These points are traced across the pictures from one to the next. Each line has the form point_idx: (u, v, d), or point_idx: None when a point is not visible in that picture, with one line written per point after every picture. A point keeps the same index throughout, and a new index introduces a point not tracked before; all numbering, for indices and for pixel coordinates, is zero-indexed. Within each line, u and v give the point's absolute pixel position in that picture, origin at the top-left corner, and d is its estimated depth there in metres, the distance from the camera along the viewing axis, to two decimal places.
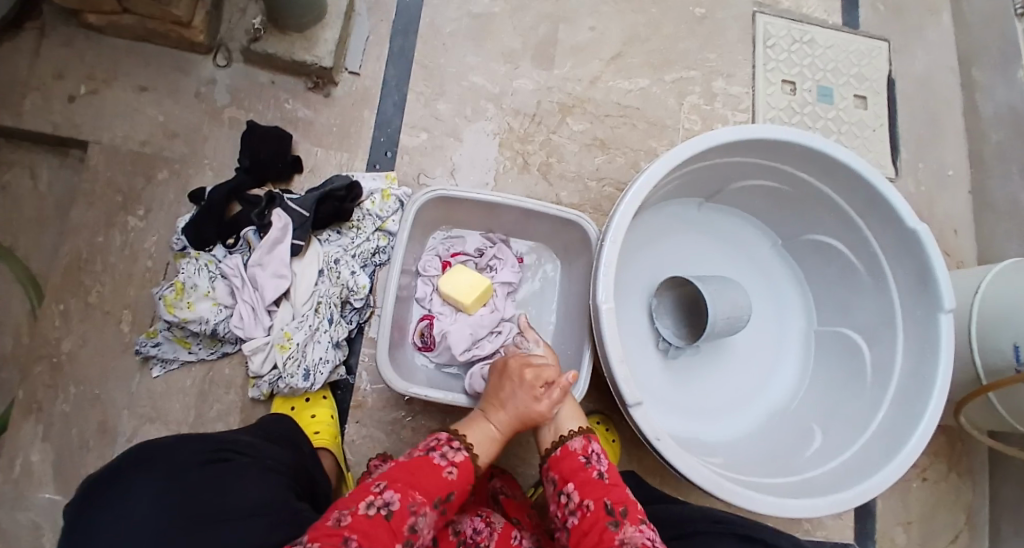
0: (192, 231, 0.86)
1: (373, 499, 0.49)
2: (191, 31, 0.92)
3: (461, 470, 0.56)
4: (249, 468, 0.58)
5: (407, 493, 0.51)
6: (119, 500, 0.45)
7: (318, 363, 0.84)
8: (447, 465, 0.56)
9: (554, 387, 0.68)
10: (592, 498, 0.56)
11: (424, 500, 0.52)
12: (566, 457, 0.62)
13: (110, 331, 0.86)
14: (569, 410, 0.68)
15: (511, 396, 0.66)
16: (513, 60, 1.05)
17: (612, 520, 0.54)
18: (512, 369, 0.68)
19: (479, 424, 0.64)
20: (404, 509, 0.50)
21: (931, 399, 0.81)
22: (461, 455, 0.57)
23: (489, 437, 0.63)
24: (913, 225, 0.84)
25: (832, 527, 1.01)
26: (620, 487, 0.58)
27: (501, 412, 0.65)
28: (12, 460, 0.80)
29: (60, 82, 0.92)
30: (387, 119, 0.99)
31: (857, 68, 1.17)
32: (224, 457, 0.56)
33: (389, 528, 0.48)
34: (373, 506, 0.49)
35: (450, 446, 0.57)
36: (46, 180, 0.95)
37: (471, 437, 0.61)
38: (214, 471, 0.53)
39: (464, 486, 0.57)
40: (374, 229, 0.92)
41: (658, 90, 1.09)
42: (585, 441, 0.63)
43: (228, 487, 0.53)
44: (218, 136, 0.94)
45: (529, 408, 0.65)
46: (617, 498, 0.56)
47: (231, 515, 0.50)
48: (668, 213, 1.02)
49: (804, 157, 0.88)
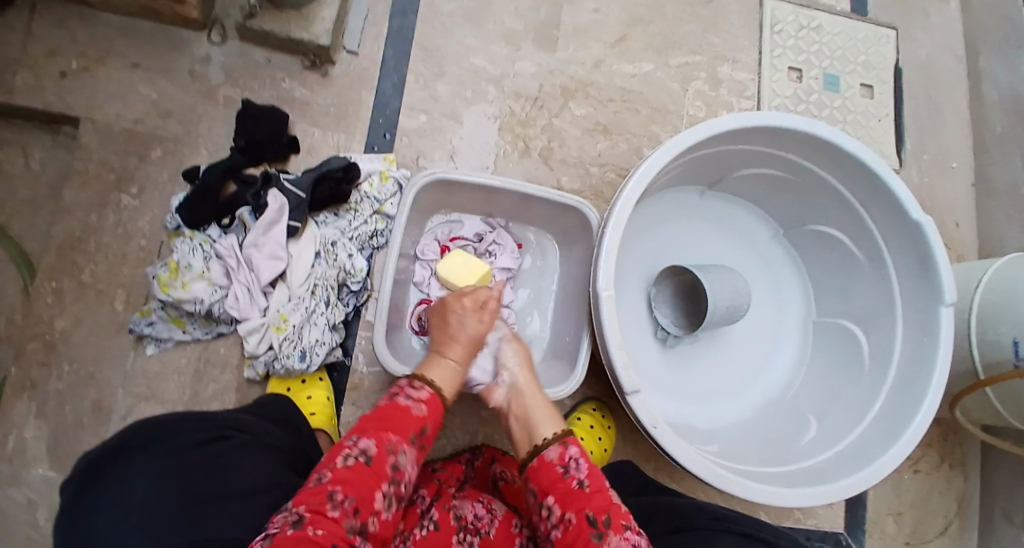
0: (187, 210, 0.84)
1: (348, 451, 0.50)
2: (183, 8, 0.88)
3: (428, 406, 0.58)
4: (246, 449, 0.57)
5: (381, 438, 0.52)
6: (115, 487, 0.44)
7: (314, 345, 0.83)
8: (414, 403, 0.57)
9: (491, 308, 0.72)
10: (573, 510, 0.55)
11: (400, 440, 0.53)
12: (544, 468, 0.59)
13: (103, 310, 0.85)
14: (528, 376, 0.69)
15: (459, 325, 0.68)
16: (515, 41, 1.03)
17: (595, 531, 0.53)
18: (453, 304, 0.71)
19: (437, 363, 0.64)
20: (381, 453, 0.51)
21: (929, 390, 0.81)
22: (426, 392, 0.59)
23: (450, 373, 0.64)
24: (917, 217, 0.83)
25: (824, 515, 1.01)
26: (603, 493, 0.56)
27: (455, 345, 0.66)
28: (7, 438, 0.80)
29: (52, 59, 0.90)
30: (386, 100, 0.97)
31: (864, 56, 1.15)
32: (222, 437, 0.55)
33: (371, 472, 0.50)
34: (349, 457, 0.50)
35: (412, 387, 0.58)
36: (38, 157, 0.94)
37: (432, 378, 0.62)
38: (212, 452, 0.52)
39: (435, 418, 0.58)
40: (372, 211, 0.90)
41: (661, 74, 1.07)
42: (562, 449, 0.60)
43: (226, 468, 0.52)
44: (214, 115, 0.92)
45: (477, 332, 0.69)
46: (599, 506, 0.54)
47: (230, 497, 0.50)
48: (669, 200, 1.00)
49: (810, 144, 0.86)
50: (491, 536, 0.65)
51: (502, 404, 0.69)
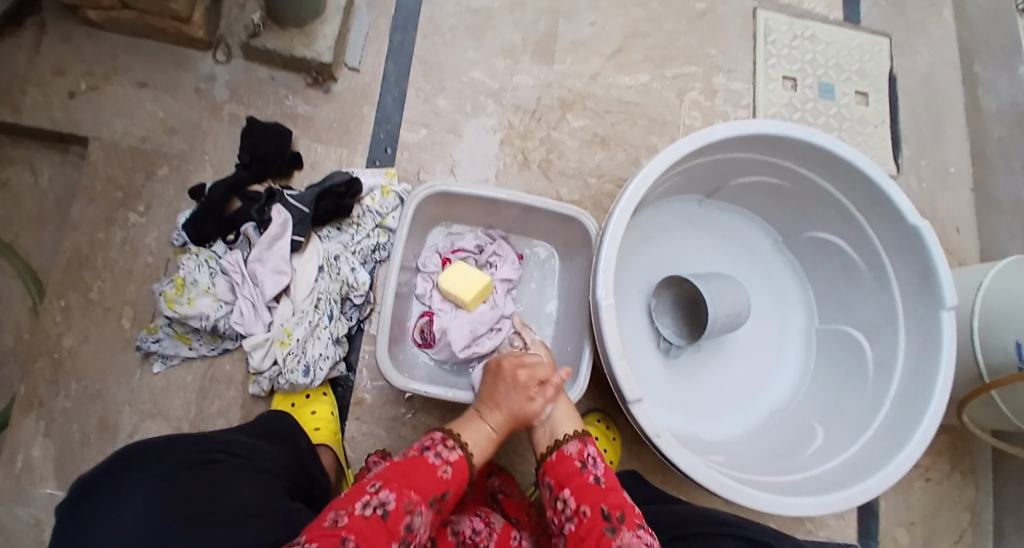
0: (192, 226, 0.84)
1: (368, 499, 0.48)
2: (190, 27, 0.91)
3: (456, 470, 0.55)
4: (238, 471, 0.57)
5: (403, 493, 0.50)
6: (110, 501, 0.45)
7: (318, 359, 0.84)
8: (443, 464, 0.55)
9: (547, 384, 0.66)
10: (589, 503, 0.55)
11: (420, 499, 0.51)
12: (561, 462, 0.60)
13: (111, 327, 0.86)
14: (566, 412, 0.66)
15: (507, 396, 0.64)
16: (513, 55, 1.05)
17: (609, 525, 0.53)
18: (505, 370, 0.66)
19: (476, 426, 0.62)
20: (400, 508, 0.49)
21: (933, 396, 0.81)
22: (457, 453, 0.57)
23: (484, 436, 0.61)
24: (915, 223, 0.84)
25: (834, 527, 1.01)
26: (617, 491, 0.57)
27: (497, 413, 0.63)
28: (13, 455, 0.80)
29: (59, 76, 0.92)
30: (387, 115, 0.99)
31: (859, 64, 1.17)
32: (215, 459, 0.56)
33: (385, 527, 0.47)
34: (369, 506, 0.48)
35: (444, 446, 0.57)
36: (46, 176, 0.95)
37: (466, 440, 0.59)
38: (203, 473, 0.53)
39: (458, 484, 0.55)
40: (375, 225, 0.92)
41: (658, 85, 1.09)
42: (581, 445, 0.61)
43: (217, 491, 0.52)
44: (218, 133, 0.94)
45: (524, 407, 0.64)
46: (614, 503, 0.55)
47: (222, 519, 0.50)
48: (669, 210, 1.01)
49: (807, 154, 0.87)
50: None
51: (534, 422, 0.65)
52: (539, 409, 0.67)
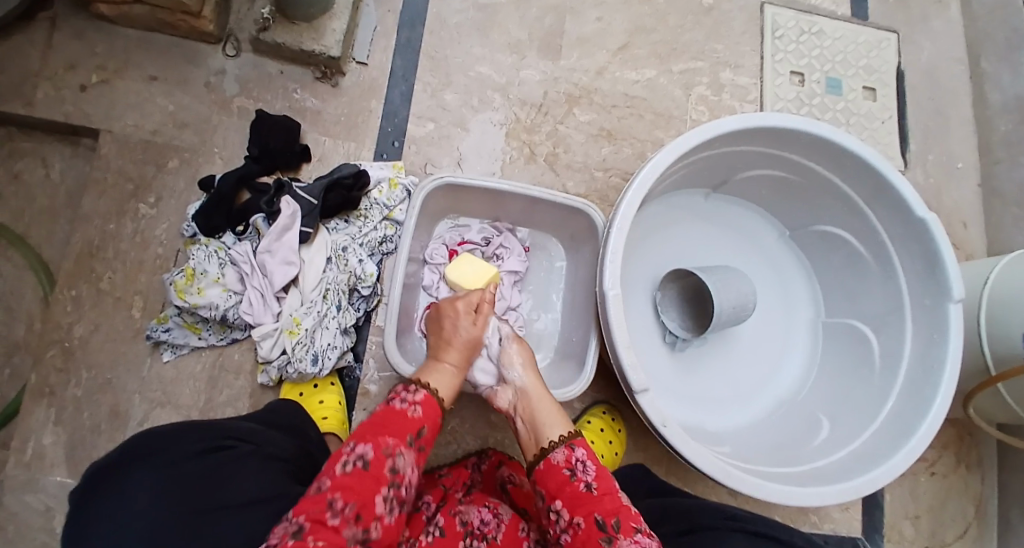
0: (202, 220, 0.86)
1: (346, 458, 0.51)
2: (199, 22, 0.92)
3: (426, 408, 0.59)
4: (250, 459, 0.58)
5: (379, 442, 0.53)
6: (116, 495, 0.46)
7: (326, 348, 0.85)
8: (410, 406, 0.58)
9: (483, 309, 0.75)
10: (582, 514, 0.56)
11: (397, 443, 0.54)
12: (550, 471, 0.60)
13: (120, 316, 0.87)
14: (534, 378, 0.70)
15: (455, 329, 0.71)
16: (520, 51, 1.05)
17: (604, 535, 0.54)
18: (445, 308, 0.74)
19: (435, 369, 0.66)
20: (379, 457, 0.52)
21: (940, 388, 0.81)
22: (422, 393, 0.60)
23: (449, 376, 0.66)
24: (923, 215, 0.83)
25: (839, 520, 1.00)
26: (612, 495, 0.57)
27: (452, 351, 0.69)
28: (26, 443, 0.81)
29: (71, 71, 0.93)
30: (394, 109, 0.99)
31: (866, 59, 1.17)
32: (224, 447, 0.56)
33: (370, 475, 0.51)
34: (348, 462, 0.51)
35: (406, 390, 0.60)
36: (57, 169, 0.97)
37: (431, 382, 0.64)
38: (211, 462, 0.53)
39: (432, 420, 0.59)
40: (381, 218, 0.93)
41: (664, 80, 1.09)
42: (568, 451, 0.61)
43: (224, 479, 0.53)
44: (228, 126, 0.95)
45: (473, 334, 0.71)
46: (608, 510, 0.56)
47: (229, 510, 0.51)
48: (673, 203, 1.01)
49: (813, 146, 0.87)
50: (500, 540, 0.65)
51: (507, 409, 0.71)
52: (519, 399, 0.70)
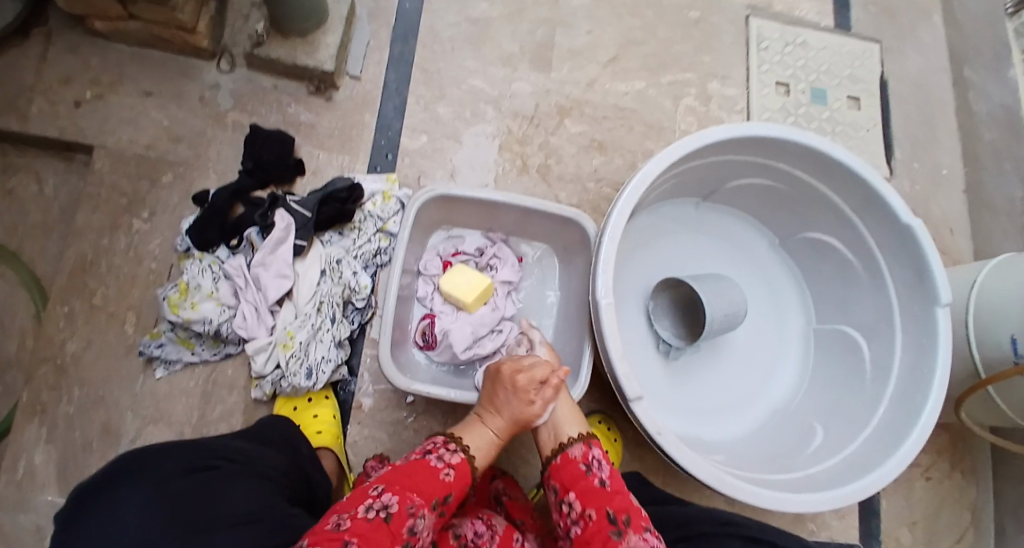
0: (196, 233, 0.86)
1: (371, 503, 0.50)
2: (196, 37, 0.93)
3: (459, 473, 0.58)
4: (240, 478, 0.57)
5: (405, 497, 0.52)
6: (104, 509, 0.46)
7: (320, 362, 0.84)
8: (445, 467, 0.57)
9: (552, 386, 0.69)
10: (595, 506, 0.58)
11: (423, 502, 0.52)
12: (566, 465, 0.63)
13: (113, 331, 0.87)
14: (568, 404, 0.70)
15: (506, 400, 0.67)
16: (512, 64, 1.07)
17: (615, 529, 0.55)
18: (505, 376, 0.68)
19: (478, 431, 0.65)
20: (403, 512, 0.50)
21: (930, 393, 0.82)
22: (458, 457, 0.59)
23: (486, 441, 0.65)
24: (909, 222, 0.85)
25: (836, 527, 1.01)
26: (623, 495, 0.59)
27: (498, 418, 0.66)
28: (15, 463, 0.81)
29: (65, 86, 0.94)
30: (388, 122, 1.00)
31: (850, 69, 1.19)
32: (214, 465, 0.56)
33: (388, 530, 0.48)
34: (372, 509, 0.49)
35: (446, 449, 0.60)
36: (50, 184, 0.97)
37: (469, 444, 0.63)
38: (202, 478, 0.53)
39: (461, 487, 0.58)
40: (376, 230, 0.93)
41: (654, 92, 1.11)
42: (585, 448, 0.64)
43: (215, 493, 0.52)
44: (222, 140, 0.95)
45: (524, 411, 0.66)
46: (620, 506, 0.57)
47: (222, 522, 0.50)
48: (665, 214, 1.03)
49: (800, 156, 0.89)
50: None
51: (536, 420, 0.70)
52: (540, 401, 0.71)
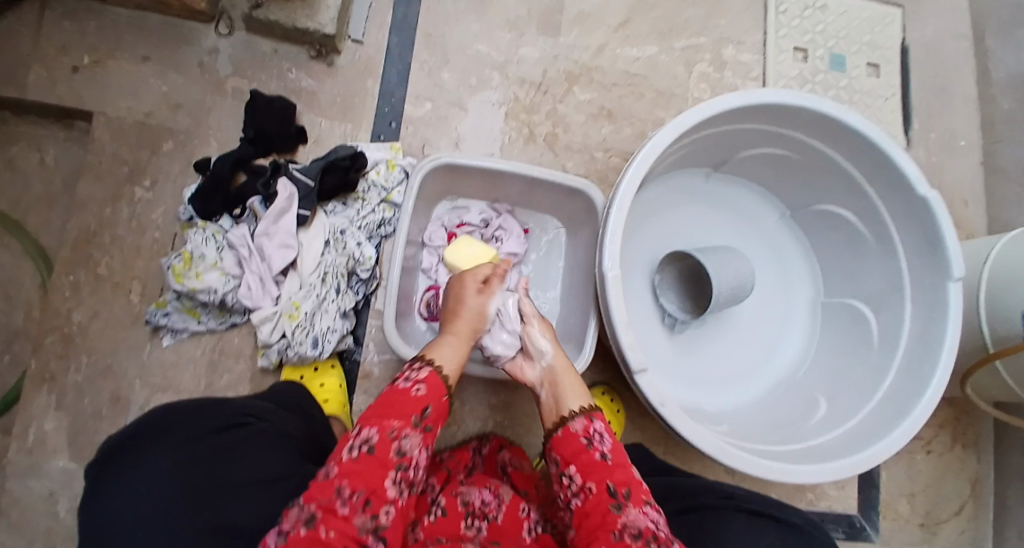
0: (199, 202, 0.85)
1: (352, 442, 0.53)
2: (193, 1, 0.90)
3: (430, 386, 0.59)
4: (261, 437, 0.61)
5: (382, 425, 0.54)
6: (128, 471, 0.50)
7: (326, 331, 0.84)
8: (414, 384, 0.58)
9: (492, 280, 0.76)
10: (595, 480, 0.58)
11: (401, 424, 0.55)
12: (567, 438, 0.62)
13: (119, 301, 0.87)
14: (561, 355, 0.71)
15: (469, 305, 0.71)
16: (518, 27, 1.03)
17: (615, 502, 0.56)
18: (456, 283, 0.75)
19: (445, 344, 0.65)
20: (384, 440, 0.53)
21: (938, 367, 0.81)
22: (425, 372, 0.60)
23: (454, 345, 0.66)
24: (925, 194, 0.83)
25: (835, 497, 1.02)
26: (625, 468, 0.59)
27: (457, 320, 0.69)
28: (27, 429, 0.82)
29: (62, 52, 0.92)
30: (391, 89, 0.98)
31: (871, 35, 1.14)
32: (241, 423, 0.60)
33: (375, 461, 0.52)
34: (354, 447, 0.53)
35: (412, 369, 0.60)
36: (51, 154, 0.96)
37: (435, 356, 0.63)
38: (226, 438, 0.57)
39: (438, 399, 0.59)
40: (379, 200, 0.92)
41: (665, 58, 1.07)
42: (587, 422, 0.63)
43: (237, 454, 0.56)
44: (222, 108, 0.93)
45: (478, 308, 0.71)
46: (620, 479, 0.58)
47: (244, 485, 0.55)
48: (673, 184, 1.01)
49: (814, 124, 0.86)
50: (500, 520, 0.67)
51: (535, 383, 0.72)
52: (545, 375, 0.70)
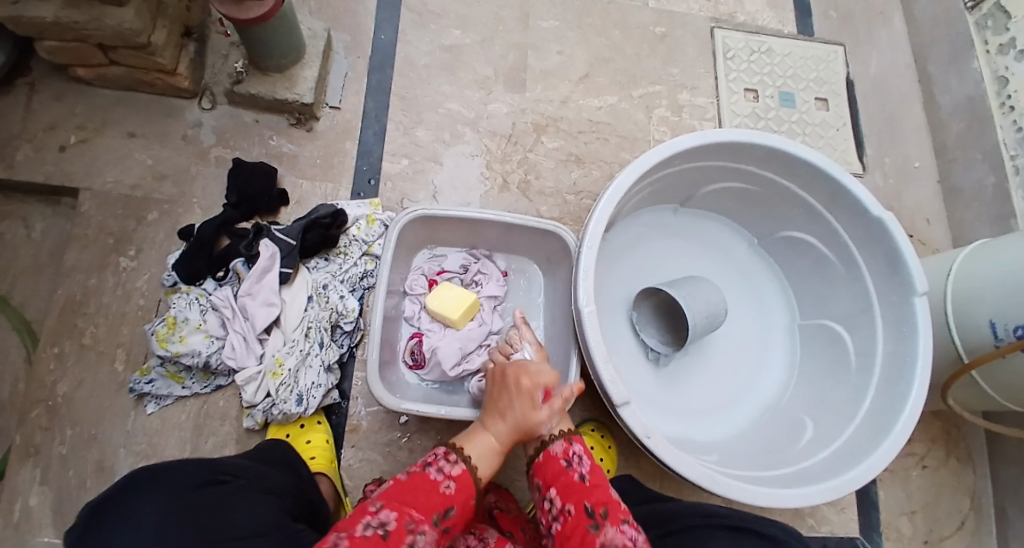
0: (183, 267, 0.87)
1: (368, 520, 0.50)
2: (176, 79, 0.95)
3: (460, 485, 0.58)
4: (246, 492, 0.64)
5: (404, 513, 0.52)
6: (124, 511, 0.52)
7: (310, 388, 0.85)
8: (445, 479, 0.57)
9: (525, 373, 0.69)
10: (573, 502, 0.58)
11: (423, 519, 0.53)
12: (548, 462, 0.63)
13: (104, 370, 0.87)
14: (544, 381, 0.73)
15: (510, 406, 0.66)
16: (487, 86, 1.10)
17: (593, 522, 0.56)
18: (509, 378, 0.69)
19: (477, 438, 0.64)
20: (402, 528, 0.50)
21: (915, 380, 0.83)
22: (459, 467, 0.59)
23: (489, 449, 0.63)
24: (878, 214, 0.87)
25: (836, 522, 1.00)
26: (603, 488, 0.60)
27: (500, 422, 0.66)
28: (12, 504, 0.80)
29: (51, 133, 0.96)
30: (369, 149, 1.03)
31: (815, 72, 1.23)
32: (220, 481, 0.62)
33: (386, 545, 0.49)
34: (370, 526, 0.49)
35: (446, 459, 0.59)
36: (39, 228, 0.98)
37: (469, 452, 0.62)
38: (210, 494, 0.59)
39: (464, 499, 0.57)
40: (361, 253, 0.95)
41: (626, 105, 1.14)
42: (566, 444, 0.64)
43: (225, 509, 0.59)
44: (206, 176, 0.97)
45: (525, 417, 0.65)
46: (598, 500, 0.58)
47: (235, 536, 0.57)
48: (643, 222, 1.05)
49: (767, 157, 0.92)
50: None
51: None
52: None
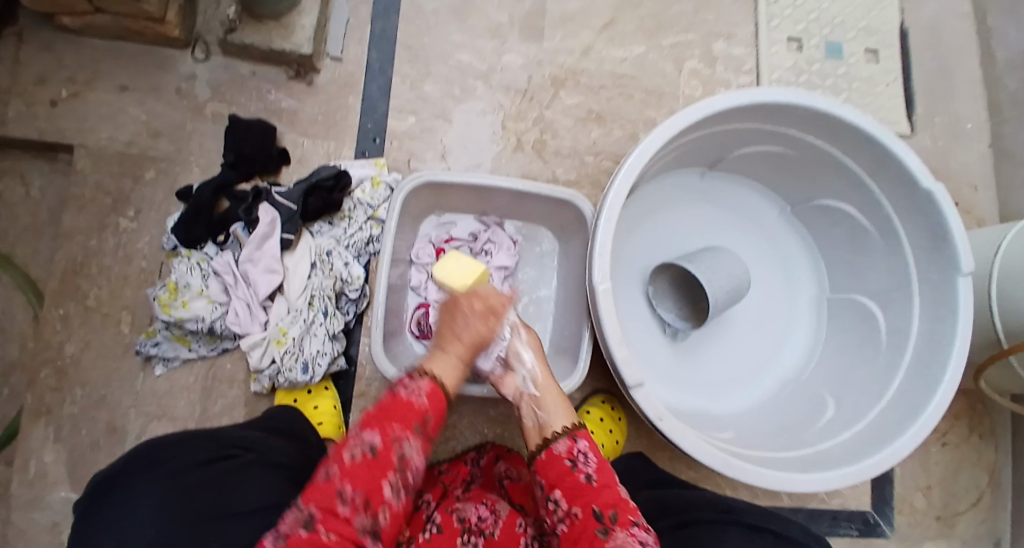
0: (182, 230, 0.84)
1: (352, 445, 0.51)
2: (165, 27, 0.88)
3: (431, 397, 0.56)
4: (254, 467, 0.59)
5: (384, 428, 0.51)
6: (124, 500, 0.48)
7: (316, 356, 0.83)
8: (415, 395, 0.55)
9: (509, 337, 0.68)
10: (580, 505, 0.55)
11: (404, 429, 0.52)
12: (551, 461, 0.59)
13: (109, 332, 0.86)
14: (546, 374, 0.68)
15: (465, 325, 0.65)
16: (501, 34, 1.01)
17: (601, 527, 0.53)
18: (461, 304, 0.67)
19: (442, 357, 0.61)
20: (386, 444, 0.51)
21: (948, 363, 0.78)
22: (426, 382, 0.57)
23: (454, 368, 0.61)
24: (928, 186, 0.80)
25: (848, 494, 0.99)
26: (611, 488, 0.56)
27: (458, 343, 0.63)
28: (27, 462, 0.82)
29: (42, 86, 0.91)
30: (373, 104, 0.96)
31: (865, 20, 1.11)
32: (228, 456, 0.57)
33: (375, 464, 0.50)
34: (354, 451, 0.50)
35: (410, 379, 0.57)
36: (37, 186, 0.95)
37: (434, 372, 0.59)
38: (214, 472, 0.54)
39: (438, 407, 0.56)
40: (366, 218, 0.90)
41: (654, 56, 1.04)
42: (571, 442, 0.60)
43: (231, 486, 0.54)
44: (203, 132, 0.92)
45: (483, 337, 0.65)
46: (606, 502, 0.55)
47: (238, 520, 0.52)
48: (667, 185, 0.98)
49: (810, 118, 0.83)
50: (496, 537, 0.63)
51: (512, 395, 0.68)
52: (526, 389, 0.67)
